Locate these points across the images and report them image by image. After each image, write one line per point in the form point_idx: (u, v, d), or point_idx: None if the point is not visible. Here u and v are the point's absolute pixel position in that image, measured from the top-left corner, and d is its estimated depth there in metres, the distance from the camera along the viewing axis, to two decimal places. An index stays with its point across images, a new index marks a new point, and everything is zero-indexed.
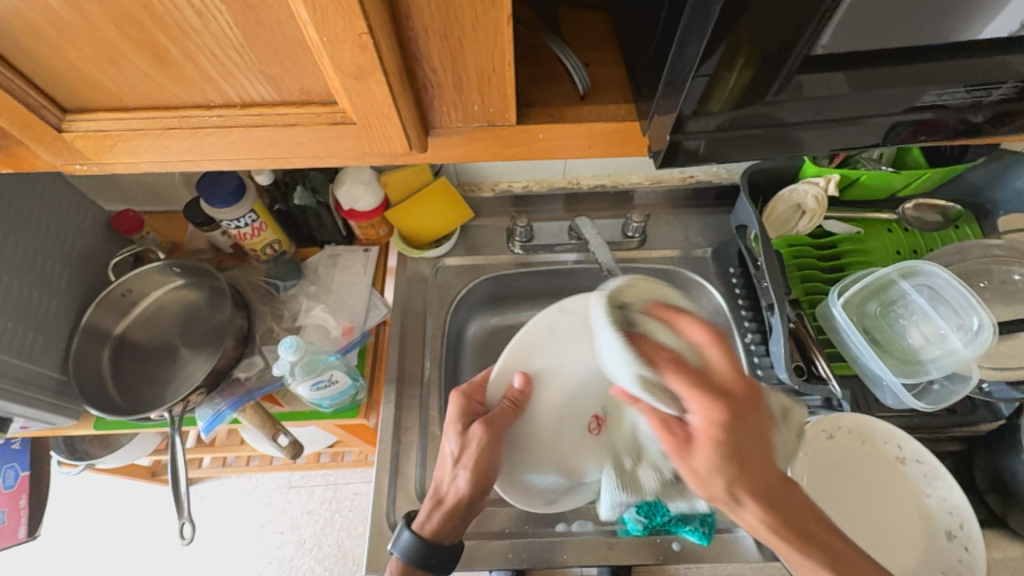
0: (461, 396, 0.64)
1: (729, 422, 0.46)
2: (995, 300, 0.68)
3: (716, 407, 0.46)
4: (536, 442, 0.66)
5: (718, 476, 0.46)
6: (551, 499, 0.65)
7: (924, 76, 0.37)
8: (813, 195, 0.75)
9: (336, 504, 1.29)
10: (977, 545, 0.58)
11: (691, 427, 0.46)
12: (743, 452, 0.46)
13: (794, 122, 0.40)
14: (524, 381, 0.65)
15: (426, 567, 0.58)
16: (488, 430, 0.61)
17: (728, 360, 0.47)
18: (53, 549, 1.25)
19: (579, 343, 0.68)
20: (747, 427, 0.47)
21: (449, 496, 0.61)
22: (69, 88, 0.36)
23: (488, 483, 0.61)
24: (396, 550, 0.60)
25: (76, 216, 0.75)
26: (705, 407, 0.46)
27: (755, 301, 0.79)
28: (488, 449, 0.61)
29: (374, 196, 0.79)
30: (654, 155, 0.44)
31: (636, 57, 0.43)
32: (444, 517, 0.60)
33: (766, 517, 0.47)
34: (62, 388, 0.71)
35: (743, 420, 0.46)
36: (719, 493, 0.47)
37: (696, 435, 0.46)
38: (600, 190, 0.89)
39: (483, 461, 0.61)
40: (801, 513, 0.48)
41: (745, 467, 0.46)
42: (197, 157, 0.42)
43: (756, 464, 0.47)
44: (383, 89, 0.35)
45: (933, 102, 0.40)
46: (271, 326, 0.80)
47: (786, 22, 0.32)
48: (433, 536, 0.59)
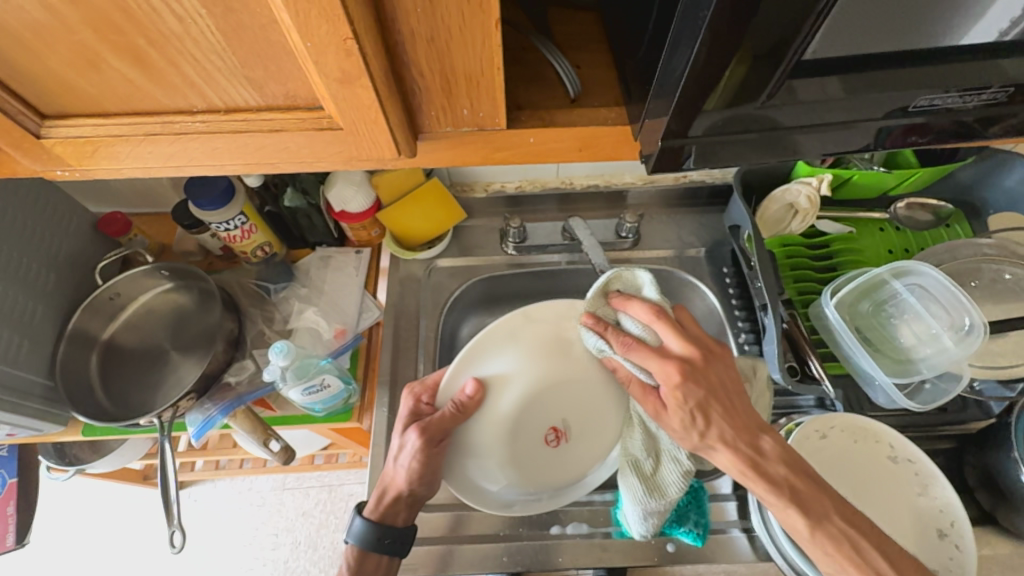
0: (412, 395, 0.62)
1: (688, 376, 0.53)
2: (985, 298, 0.68)
3: (671, 367, 0.53)
4: (496, 453, 0.62)
5: (693, 423, 0.53)
6: (507, 504, 0.65)
7: (916, 80, 0.37)
8: (806, 195, 0.74)
9: (331, 505, 1.29)
10: (968, 542, 0.59)
11: (684, 365, 0.53)
12: (710, 401, 0.53)
13: (786, 126, 0.40)
14: (475, 389, 0.59)
15: (377, 548, 0.60)
16: (427, 434, 0.58)
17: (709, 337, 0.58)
18: (44, 554, 1.24)
19: (538, 351, 0.62)
20: (707, 378, 0.54)
21: (392, 486, 0.61)
22: (47, 93, 0.35)
23: (429, 480, 0.60)
24: (351, 537, 0.61)
25: (62, 219, 0.74)
26: (664, 365, 0.53)
27: (748, 301, 0.80)
28: (429, 453, 0.59)
29: (366, 199, 0.79)
30: (646, 159, 0.44)
31: (627, 59, 0.42)
32: (389, 502, 0.61)
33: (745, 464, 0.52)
34: (49, 394, 0.70)
35: (699, 375, 0.53)
36: (696, 440, 0.54)
37: (687, 373, 0.53)
38: (593, 190, 0.88)
39: (421, 463, 0.59)
40: (772, 461, 0.52)
41: (714, 413, 0.53)
42: (182, 162, 0.41)
43: (722, 411, 0.54)
44: (369, 94, 0.34)
45: (925, 106, 0.40)
46: (262, 329, 0.79)
47: (778, 21, 0.31)
48: (382, 519, 0.61)
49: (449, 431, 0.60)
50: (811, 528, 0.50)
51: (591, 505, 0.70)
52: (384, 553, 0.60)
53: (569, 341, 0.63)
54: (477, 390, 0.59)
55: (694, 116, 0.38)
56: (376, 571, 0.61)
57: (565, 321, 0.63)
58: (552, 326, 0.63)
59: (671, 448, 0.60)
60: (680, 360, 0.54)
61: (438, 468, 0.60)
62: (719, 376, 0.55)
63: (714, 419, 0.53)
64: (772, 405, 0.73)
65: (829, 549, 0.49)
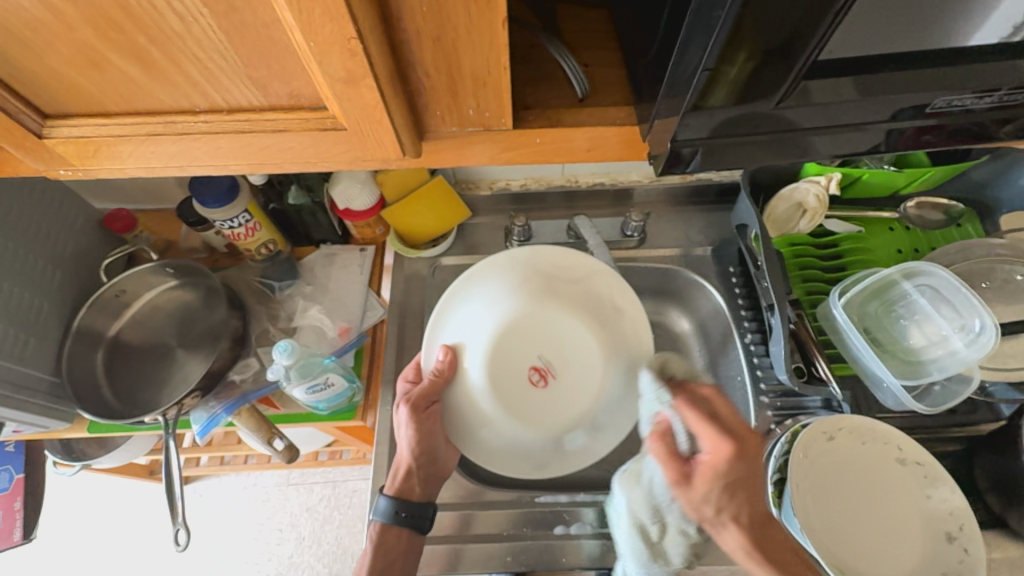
0: (404, 380, 0.64)
1: (738, 458, 0.48)
2: (997, 300, 0.68)
3: (724, 444, 0.47)
4: (494, 409, 0.60)
5: (716, 501, 0.48)
6: (538, 465, 0.62)
7: (933, 81, 0.36)
8: (814, 194, 0.74)
9: (335, 501, 1.29)
10: (977, 545, 0.58)
11: (741, 441, 0.48)
12: (742, 484, 0.49)
13: (799, 126, 0.39)
14: (445, 352, 0.60)
15: (395, 520, 0.61)
16: (413, 404, 0.60)
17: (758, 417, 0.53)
18: (52, 547, 1.25)
19: (494, 299, 0.62)
20: (752, 465, 0.48)
21: (399, 463, 0.63)
22: (49, 93, 0.35)
23: (429, 446, 0.63)
24: (374, 515, 0.62)
25: (67, 217, 0.74)
26: (718, 438, 0.48)
27: (755, 301, 0.78)
28: (419, 421, 0.61)
29: (370, 196, 0.78)
30: (655, 159, 0.43)
31: (637, 58, 0.41)
32: (402, 477, 0.63)
33: (745, 545, 0.50)
34: (55, 391, 0.70)
35: (745, 463, 0.48)
36: (708, 514, 0.49)
37: (740, 452, 0.47)
38: (599, 187, 0.87)
39: (420, 429, 0.61)
40: (773, 542, 0.51)
41: (738, 496, 0.49)
42: (185, 162, 0.41)
43: (746, 497, 0.50)
44: (374, 94, 0.34)
45: (942, 107, 0.39)
46: (267, 327, 0.79)
47: (791, 16, 0.30)
48: (399, 494, 0.62)
49: (437, 395, 0.60)
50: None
51: (596, 505, 0.70)
52: (405, 527, 0.61)
53: (520, 286, 0.63)
54: (447, 353, 0.60)
55: (700, 114, 0.37)
56: (397, 545, 0.61)
57: (510, 269, 0.63)
58: (498, 273, 0.63)
59: (679, 522, 0.52)
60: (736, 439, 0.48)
61: (434, 432, 0.63)
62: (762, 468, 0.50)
63: (733, 502, 0.49)
64: (777, 406, 0.73)
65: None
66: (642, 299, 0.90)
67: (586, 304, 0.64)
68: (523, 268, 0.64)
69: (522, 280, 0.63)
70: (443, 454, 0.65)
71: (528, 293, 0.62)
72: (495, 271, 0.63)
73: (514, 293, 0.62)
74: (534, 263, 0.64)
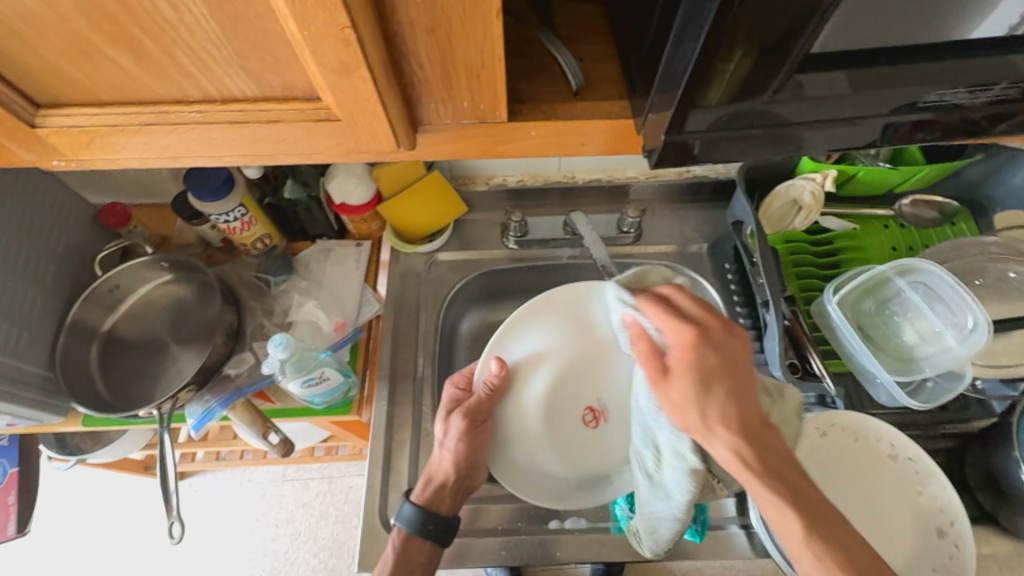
0: (455, 385, 0.67)
1: (703, 341, 0.49)
2: (989, 297, 0.68)
3: (684, 328, 0.50)
4: (535, 435, 0.66)
5: (694, 395, 0.47)
6: (559, 494, 0.65)
7: (925, 76, 0.37)
8: (810, 191, 0.74)
9: (331, 497, 1.29)
10: (967, 541, 0.58)
11: (704, 325, 0.50)
12: (719, 372, 0.48)
13: (793, 121, 0.39)
14: (499, 366, 0.63)
15: (422, 533, 0.61)
16: (468, 416, 0.63)
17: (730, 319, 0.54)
18: (46, 542, 1.24)
19: (564, 331, 0.68)
20: (722, 348, 0.49)
21: (436, 473, 0.64)
22: (41, 82, 0.35)
23: (473, 463, 0.64)
24: (400, 523, 0.62)
25: (61, 210, 0.73)
26: (677, 326, 0.51)
27: (750, 298, 0.79)
28: (468, 436, 0.63)
29: (366, 190, 0.78)
30: (649, 153, 0.43)
31: (631, 53, 0.41)
32: (434, 489, 0.64)
33: (741, 453, 0.46)
34: (48, 385, 0.70)
35: (714, 345, 0.49)
36: (693, 415, 0.48)
37: (705, 333, 0.49)
38: (595, 184, 0.88)
39: (469, 444, 0.63)
40: (776, 456, 0.47)
41: (721, 389, 0.47)
42: (179, 154, 0.40)
43: (733, 390, 0.48)
44: (368, 86, 0.34)
45: (934, 102, 0.39)
46: (262, 322, 0.79)
47: (788, 13, 0.30)
48: (428, 505, 0.63)
49: (489, 410, 0.64)
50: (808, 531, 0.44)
51: (591, 500, 0.71)
52: (429, 540, 0.61)
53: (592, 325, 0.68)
54: (500, 366, 0.63)
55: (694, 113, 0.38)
56: (418, 556, 0.61)
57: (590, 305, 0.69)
58: (570, 311, 0.69)
59: (672, 443, 0.53)
60: (696, 324, 0.51)
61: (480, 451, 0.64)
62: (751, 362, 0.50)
63: (715, 396, 0.47)
64: None
65: (821, 553, 0.43)
66: None
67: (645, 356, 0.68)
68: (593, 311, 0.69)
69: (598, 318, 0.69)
70: (478, 472, 0.66)
71: (593, 337, 0.69)
72: (566, 306, 0.69)
73: (579, 331, 0.68)
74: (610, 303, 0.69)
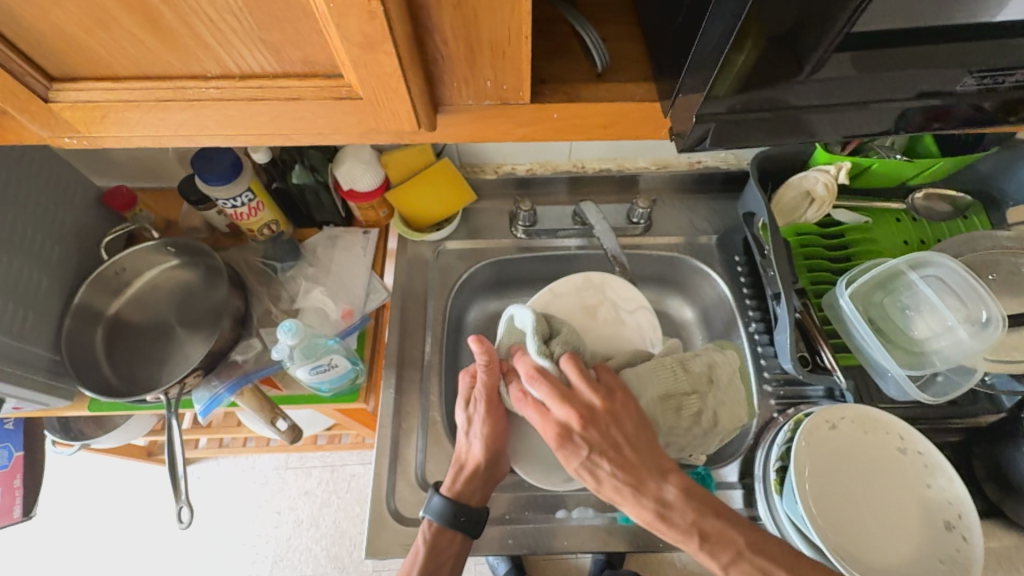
0: (468, 374, 0.65)
1: (567, 435, 0.55)
2: (1003, 291, 0.68)
3: (550, 429, 0.56)
4: None
5: (582, 480, 0.56)
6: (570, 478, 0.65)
7: (963, 57, 0.35)
8: (823, 183, 0.73)
9: (333, 485, 1.29)
10: (975, 534, 0.58)
11: (562, 426, 0.55)
12: (592, 459, 0.55)
13: (823, 105, 0.38)
14: (483, 344, 0.60)
15: (455, 524, 0.61)
16: (488, 400, 0.62)
17: (591, 390, 0.56)
18: (50, 526, 1.25)
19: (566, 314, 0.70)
20: (587, 440, 0.55)
21: (468, 462, 0.64)
22: (55, 54, 0.34)
23: (500, 448, 0.64)
24: (430, 515, 0.62)
25: (66, 191, 0.73)
26: (544, 428, 0.56)
27: (760, 290, 0.78)
28: (493, 420, 0.63)
29: (375, 176, 0.77)
30: (676, 137, 0.42)
31: (658, 33, 0.41)
32: (465, 480, 0.63)
33: (643, 517, 0.54)
34: (55, 368, 0.69)
35: (579, 435, 0.55)
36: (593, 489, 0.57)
37: (560, 431, 0.55)
38: (604, 173, 0.87)
39: (490, 431, 0.63)
40: (679, 512, 0.54)
41: (603, 470, 0.55)
42: (194, 131, 0.40)
43: (615, 464, 0.55)
44: (392, 61, 0.33)
45: (971, 86, 0.38)
46: (269, 307, 0.79)
47: (798, 6, 0.31)
48: (459, 497, 0.63)
49: (496, 393, 0.63)
50: (725, 567, 0.52)
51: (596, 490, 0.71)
52: (462, 530, 0.62)
53: (593, 310, 0.71)
54: (483, 347, 0.60)
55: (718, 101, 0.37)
56: (450, 547, 0.62)
57: (585, 292, 0.73)
58: (576, 298, 0.72)
59: None
60: (558, 422, 0.56)
61: (504, 436, 0.64)
62: (622, 430, 0.56)
63: (602, 474, 0.55)
64: (780, 394, 0.73)
65: None
66: (646, 287, 0.90)
67: (634, 337, 0.71)
68: (596, 295, 0.73)
69: (596, 302, 0.72)
70: (505, 461, 0.66)
71: (600, 319, 0.71)
72: (573, 293, 0.72)
73: (587, 314, 0.71)
74: (602, 289, 0.73)
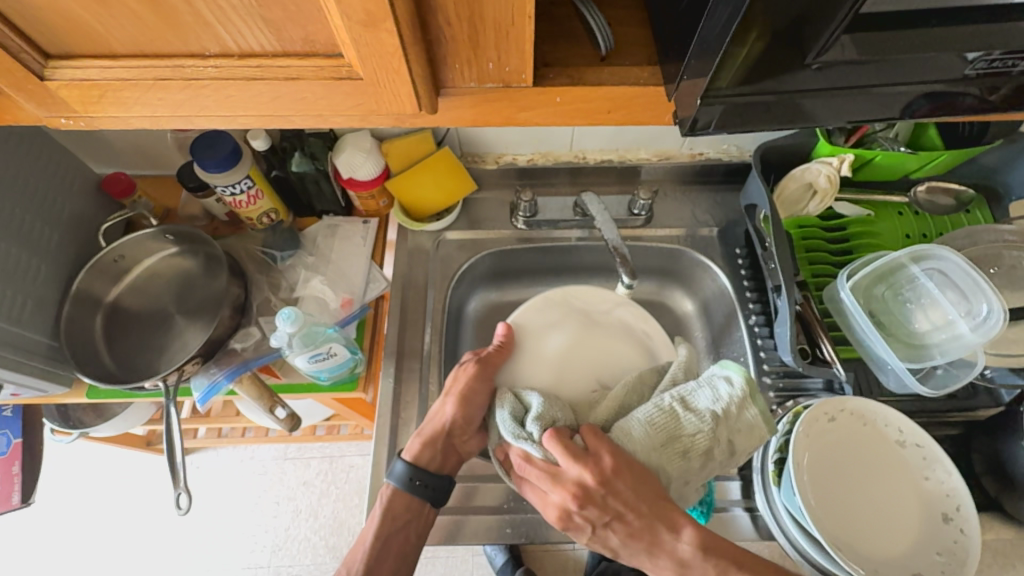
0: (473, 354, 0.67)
1: (568, 515, 0.57)
2: (1004, 285, 0.67)
3: (552, 511, 0.57)
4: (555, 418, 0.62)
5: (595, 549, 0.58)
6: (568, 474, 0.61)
7: (975, 38, 0.34)
8: (825, 175, 0.72)
9: (332, 476, 1.30)
10: (973, 526, 0.58)
11: (560, 511, 0.57)
12: (608, 524, 0.56)
13: (828, 90, 0.38)
14: (506, 329, 0.67)
15: (408, 487, 0.63)
16: (479, 366, 0.64)
17: (573, 470, 0.53)
18: (49, 515, 1.25)
19: (537, 335, 0.68)
20: (588, 516, 0.56)
21: (431, 424, 0.65)
22: (49, 29, 0.33)
23: (472, 415, 0.64)
24: (390, 478, 0.64)
25: (63, 176, 0.72)
26: (546, 510, 0.58)
27: (761, 282, 0.78)
28: (476, 383, 0.64)
29: (376, 165, 0.77)
30: (680, 122, 0.42)
31: (663, 15, 0.40)
32: (422, 442, 0.65)
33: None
34: (53, 355, 0.69)
35: (579, 513, 0.56)
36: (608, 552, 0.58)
37: (559, 516, 0.57)
38: (606, 164, 0.86)
39: (467, 391, 0.64)
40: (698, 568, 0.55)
41: (612, 540, 0.57)
42: (193, 112, 0.40)
43: (623, 532, 0.56)
44: (394, 40, 0.32)
45: (983, 68, 0.37)
46: (268, 297, 0.78)
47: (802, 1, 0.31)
48: (418, 461, 0.64)
49: (497, 370, 0.65)
50: None
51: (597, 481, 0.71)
52: (415, 496, 0.63)
53: (564, 323, 0.69)
54: (507, 330, 0.67)
55: (717, 93, 0.37)
56: (404, 513, 0.63)
57: (550, 310, 0.70)
58: (543, 314, 0.70)
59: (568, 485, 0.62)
60: (556, 504, 0.56)
61: (482, 404, 0.64)
62: (621, 497, 0.55)
63: (614, 543, 0.57)
64: (779, 387, 0.73)
65: None
66: (646, 279, 0.90)
67: (624, 335, 0.71)
68: (563, 308, 0.71)
69: (562, 318, 0.70)
70: (473, 433, 0.66)
71: (573, 328, 0.69)
72: (539, 313, 0.70)
73: (559, 327, 0.69)
74: (568, 302, 0.72)
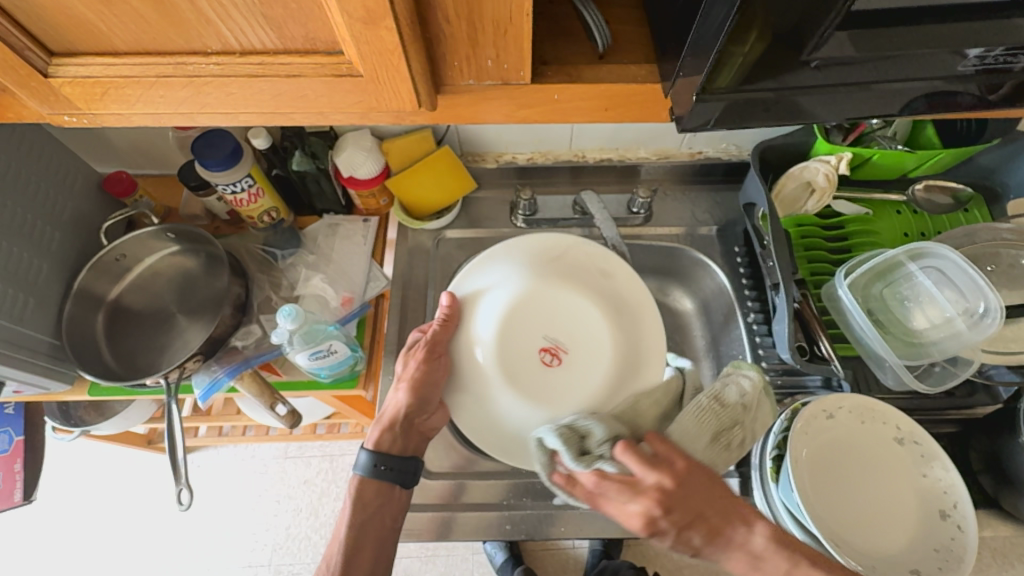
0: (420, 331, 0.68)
1: (653, 523, 0.53)
2: (1002, 283, 0.68)
3: (635, 522, 0.53)
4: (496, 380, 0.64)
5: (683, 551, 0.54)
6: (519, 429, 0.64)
7: (971, 35, 0.35)
8: (824, 173, 0.72)
9: (333, 475, 1.30)
10: (970, 523, 0.59)
11: (648, 518, 0.53)
12: (692, 522, 0.54)
13: (824, 87, 0.38)
14: (450, 300, 0.66)
15: (373, 473, 0.64)
16: (428, 348, 0.66)
17: (651, 474, 0.53)
18: (50, 512, 1.26)
19: (483, 293, 0.67)
20: (677, 521, 0.53)
21: (388, 411, 0.67)
22: (54, 28, 0.34)
23: (427, 396, 0.66)
24: (357, 469, 0.65)
25: (65, 174, 0.72)
26: (628, 523, 0.54)
27: (760, 282, 0.78)
28: (427, 365, 0.66)
29: (376, 164, 0.77)
30: (677, 119, 0.42)
31: (660, 13, 0.41)
32: (382, 429, 0.66)
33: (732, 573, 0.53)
34: (55, 352, 0.69)
35: (665, 519, 0.53)
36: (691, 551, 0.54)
37: (648, 522, 0.53)
38: (605, 163, 0.86)
39: (420, 375, 0.65)
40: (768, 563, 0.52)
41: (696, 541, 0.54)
42: (196, 109, 0.40)
43: (703, 530, 0.54)
44: (393, 37, 0.33)
45: (974, 66, 0.37)
46: (269, 295, 0.79)
47: (798, 5, 0.32)
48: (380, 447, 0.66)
49: (446, 343, 0.66)
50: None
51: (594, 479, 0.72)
52: (383, 480, 0.64)
53: (512, 276, 0.67)
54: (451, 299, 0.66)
55: (712, 92, 0.38)
56: (373, 498, 0.64)
57: (497, 266, 0.68)
58: (490, 271, 0.68)
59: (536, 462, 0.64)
60: (642, 513, 0.53)
61: (433, 384, 0.66)
62: (697, 496, 0.54)
63: (696, 544, 0.54)
64: (777, 384, 0.73)
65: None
66: (648, 276, 0.91)
67: (579, 279, 0.68)
68: (510, 260, 0.68)
69: (506, 273, 0.67)
70: (432, 411, 0.68)
71: (521, 279, 0.67)
72: (485, 271, 0.68)
73: (505, 282, 0.67)
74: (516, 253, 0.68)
